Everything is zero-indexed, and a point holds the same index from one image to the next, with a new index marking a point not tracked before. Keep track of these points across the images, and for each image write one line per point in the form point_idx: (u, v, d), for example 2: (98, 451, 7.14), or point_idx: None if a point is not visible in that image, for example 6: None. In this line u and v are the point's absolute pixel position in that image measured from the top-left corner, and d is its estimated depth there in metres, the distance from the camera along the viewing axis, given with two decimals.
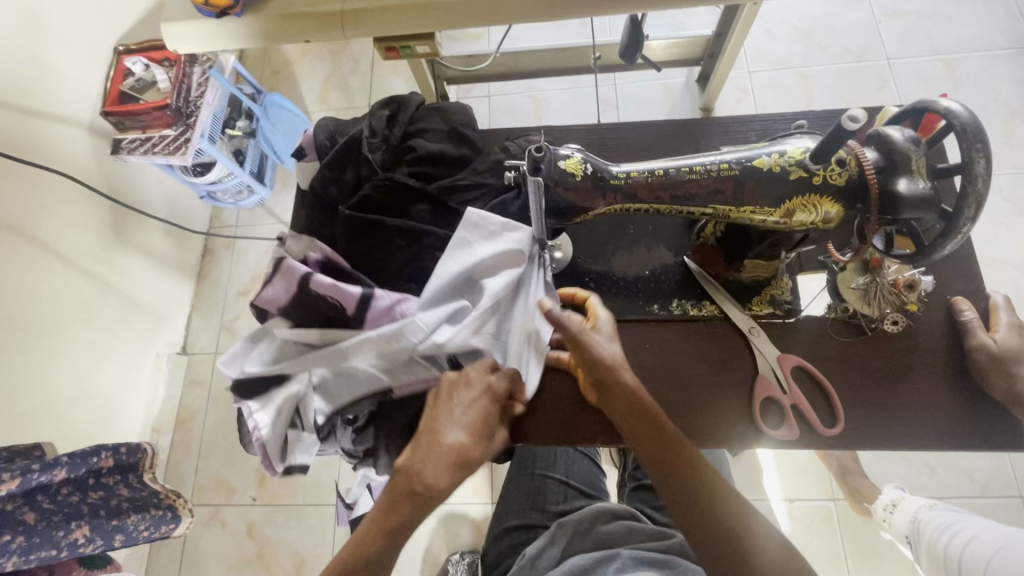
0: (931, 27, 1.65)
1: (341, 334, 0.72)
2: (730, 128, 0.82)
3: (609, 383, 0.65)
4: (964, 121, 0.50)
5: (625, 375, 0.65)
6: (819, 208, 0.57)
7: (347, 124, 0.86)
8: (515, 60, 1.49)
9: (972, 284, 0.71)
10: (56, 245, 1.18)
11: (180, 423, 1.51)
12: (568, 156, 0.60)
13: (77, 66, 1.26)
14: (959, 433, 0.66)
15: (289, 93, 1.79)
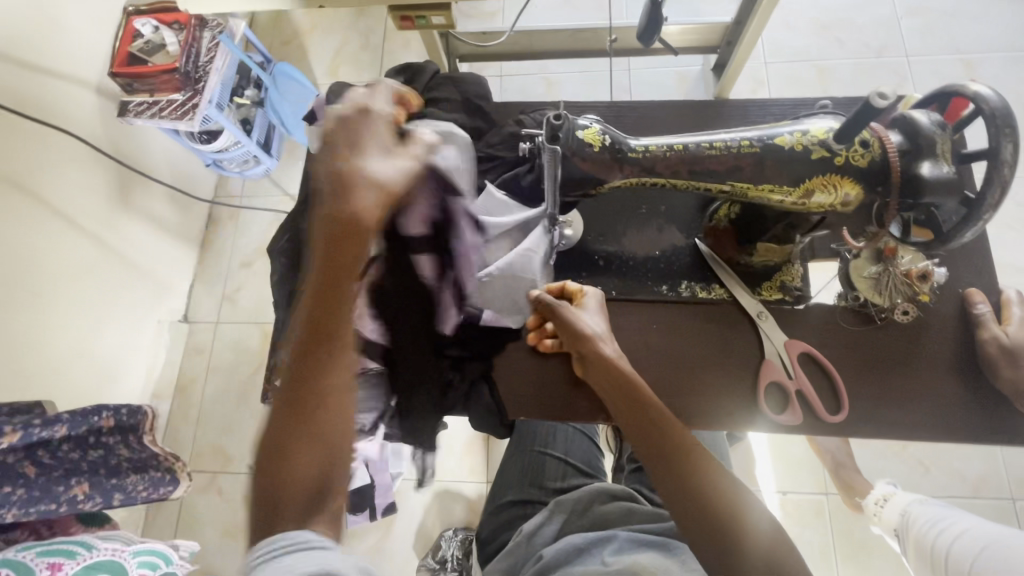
0: (953, 25, 1.62)
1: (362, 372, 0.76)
2: (747, 112, 0.81)
3: (588, 356, 0.68)
4: (994, 105, 0.49)
5: (605, 348, 0.68)
6: (838, 189, 0.56)
7: (360, 90, 0.84)
8: (530, 39, 1.47)
9: (985, 277, 0.70)
10: (60, 204, 1.17)
11: (179, 389, 1.52)
12: (587, 127, 0.59)
13: (85, 24, 1.24)
14: (964, 425, 0.66)
15: (299, 63, 1.77)
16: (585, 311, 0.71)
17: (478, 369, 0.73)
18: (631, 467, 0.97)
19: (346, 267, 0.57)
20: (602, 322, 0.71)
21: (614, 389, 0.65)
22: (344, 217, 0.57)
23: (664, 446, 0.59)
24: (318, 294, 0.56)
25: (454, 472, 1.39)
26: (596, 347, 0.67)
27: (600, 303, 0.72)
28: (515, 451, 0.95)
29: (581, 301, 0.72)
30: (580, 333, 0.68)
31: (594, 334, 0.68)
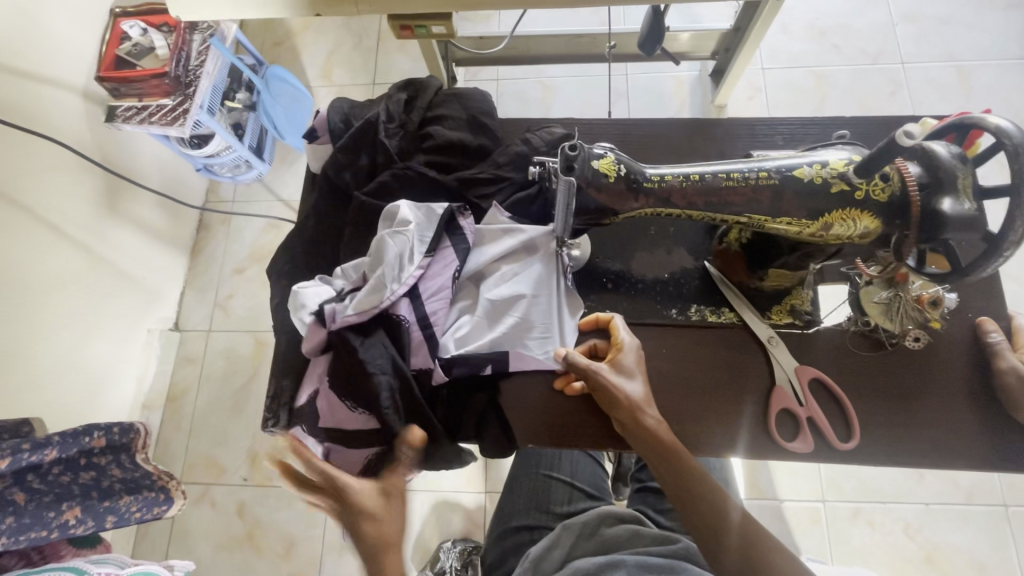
0: (948, 32, 1.63)
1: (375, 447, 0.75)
2: (755, 130, 0.80)
3: (630, 424, 0.65)
4: (1016, 140, 0.48)
5: (647, 416, 0.65)
6: (856, 222, 0.56)
7: (362, 106, 0.82)
8: (528, 44, 1.45)
9: (993, 302, 0.70)
10: (46, 214, 1.14)
11: (171, 400, 1.49)
12: (602, 156, 0.58)
13: (71, 27, 1.20)
14: (978, 451, 0.66)
15: (291, 65, 1.73)
16: (625, 370, 0.67)
17: (485, 399, 0.72)
18: (636, 486, 0.97)
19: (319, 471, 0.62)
20: (639, 382, 0.67)
21: (651, 460, 0.64)
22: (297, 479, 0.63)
23: (701, 518, 0.62)
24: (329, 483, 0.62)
25: (453, 483, 1.38)
26: (637, 415, 0.65)
27: (638, 358, 0.69)
28: (519, 472, 0.94)
29: (617, 359, 0.67)
30: (619, 398, 0.65)
31: (632, 400, 0.65)
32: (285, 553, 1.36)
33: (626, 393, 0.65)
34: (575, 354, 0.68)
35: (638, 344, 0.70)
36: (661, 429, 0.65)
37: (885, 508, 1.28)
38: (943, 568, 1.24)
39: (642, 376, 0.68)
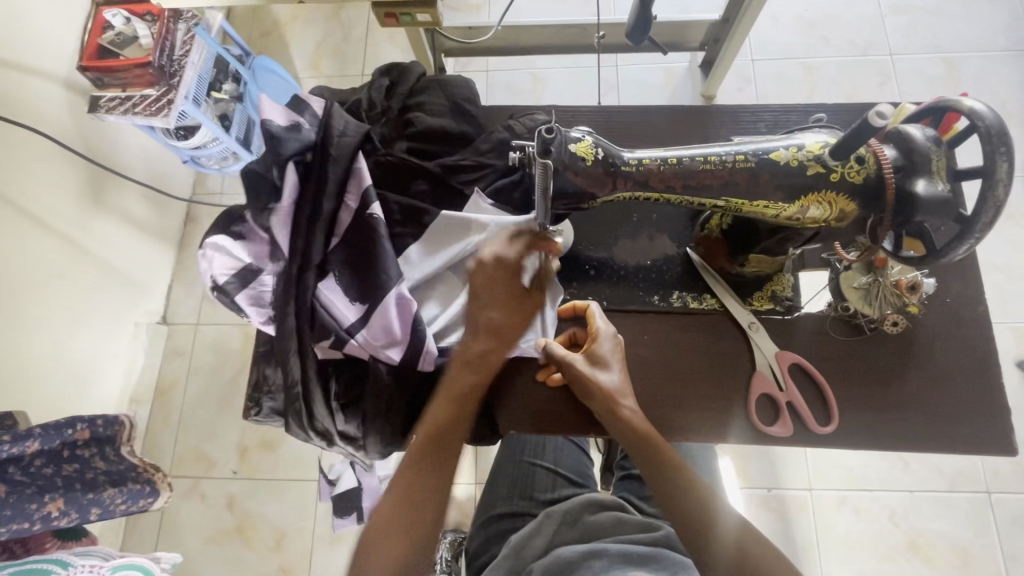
0: (936, 24, 1.63)
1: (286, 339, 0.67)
2: (739, 117, 0.80)
3: (607, 413, 0.66)
4: (990, 122, 0.48)
5: (624, 405, 0.66)
6: (834, 205, 0.56)
7: (344, 94, 0.82)
8: (517, 34, 1.44)
9: (971, 287, 0.71)
10: (30, 206, 1.12)
11: (159, 394, 1.48)
12: (579, 139, 0.58)
13: (51, 14, 1.18)
14: (958, 436, 0.67)
15: (279, 56, 1.72)
16: (601, 359, 0.68)
17: None
18: (621, 474, 0.97)
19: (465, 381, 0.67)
20: (617, 371, 0.68)
21: (631, 450, 0.65)
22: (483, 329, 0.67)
23: (688, 523, 0.60)
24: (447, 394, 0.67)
25: None
26: (613, 405, 0.66)
27: (616, 345, 0.69)
28: (505, 460, 0.95)
29: (592, 348, 0.68)
30: (596, 388, 0.66)
31: (607, 390, 0.66)
32: (275, 545, 1.36)
33: (601, 383, 0.66)
34: (553, 345, 0.69)
35: (615, 332, 0.70)
36: (638, 419, 0.66)
37: (871, 496, 1.30)
38: (926, 554, 1.26)
39: (620, 365, 0.69)
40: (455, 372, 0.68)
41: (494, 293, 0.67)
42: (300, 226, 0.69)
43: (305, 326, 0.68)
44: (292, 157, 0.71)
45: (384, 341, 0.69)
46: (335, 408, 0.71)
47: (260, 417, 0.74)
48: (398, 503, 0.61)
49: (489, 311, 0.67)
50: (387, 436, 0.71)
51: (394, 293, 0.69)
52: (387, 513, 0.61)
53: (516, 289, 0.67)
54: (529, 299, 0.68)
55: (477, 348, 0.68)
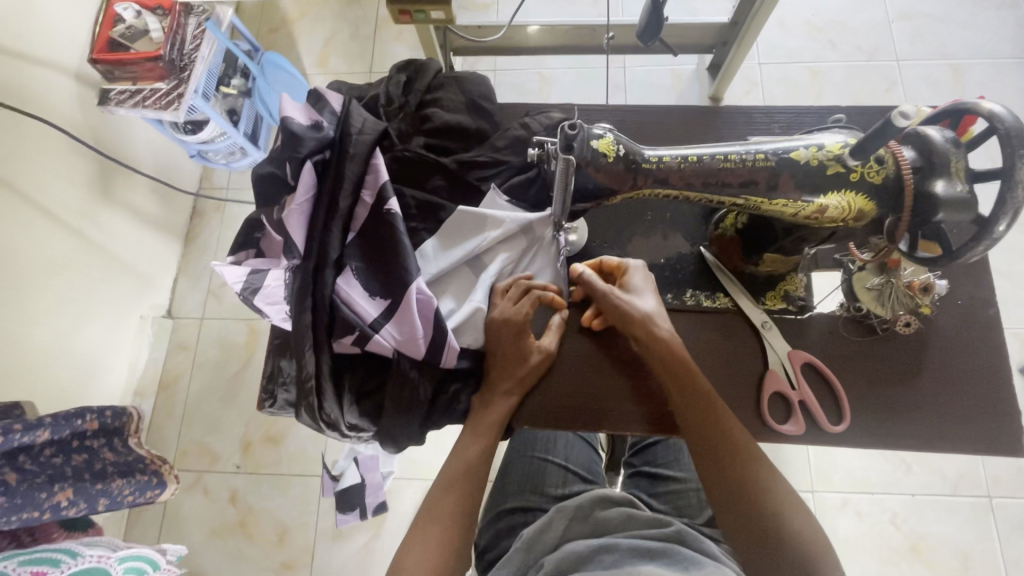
0: (943, 30, 1.64)
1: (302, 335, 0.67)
2: (754, 118, 0.80)
3: (645, 336, 0.67)
4: (1009, 124, 0.49)
5: (661, 327, 0.67)
6: (853, 205, 0.57)
7: (360, 89, 0.83)
8: (526, 33, 1.44)
9: (984, 290, 0.71)
10: (39, 197, 1.12)
11: (163, 387, 1.48)
12: (601, 135, 0.58)
13: (63, 5, 1.18)
14: (968, 436, 0.67)
15: (287, 52, 1.72)
16: (632, 287, 0.69)
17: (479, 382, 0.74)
18: (630, 472, 0.98)
19: (497, 413, 0.68)
20: (651, 298, 0.69)
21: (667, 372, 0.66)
22: (517, 354, 0.70)
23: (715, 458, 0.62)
24: (475, 428, 0.68)
25: None
26: (652, 328, 0.67)
27: (646, 276, 0.71)
28: (516, 457, 0.96)
29: (625, 280, 0.70)
30: (632, 314, 0.67)
31: (644, 314, 0.67)
32: (278, 540, 1.36)
33: (636, 309, 0.67)
34: (591, 274, 0.70)
35: (644, 265, 0.72)
36: (674, 340, 0.67)
37: (872, 498, 1.30)
38: (927, 557, 1.26)
39: (651, 294, 0.70)
40: (479, 412, 0.69)
41: (508, 348, 0.70)
42: (318, 219, 0.70)
43: (324, 321, 0.68)
44: (310, 154, 0.70)
45: (408, 337, 0.69)
46: (348, 403, 0.71)
47: (274, 409, 0.74)
48: (440, 515, 0.63)
49: (503, 363, 0.70)
50: (401, 431, 0.71)
51: (415, 289, 0.69)
52: (427, 523, 0.63)
53: (524, 343, 0.70)
54: (537, 350, 0.70)
55: (502, 388, 0.69)
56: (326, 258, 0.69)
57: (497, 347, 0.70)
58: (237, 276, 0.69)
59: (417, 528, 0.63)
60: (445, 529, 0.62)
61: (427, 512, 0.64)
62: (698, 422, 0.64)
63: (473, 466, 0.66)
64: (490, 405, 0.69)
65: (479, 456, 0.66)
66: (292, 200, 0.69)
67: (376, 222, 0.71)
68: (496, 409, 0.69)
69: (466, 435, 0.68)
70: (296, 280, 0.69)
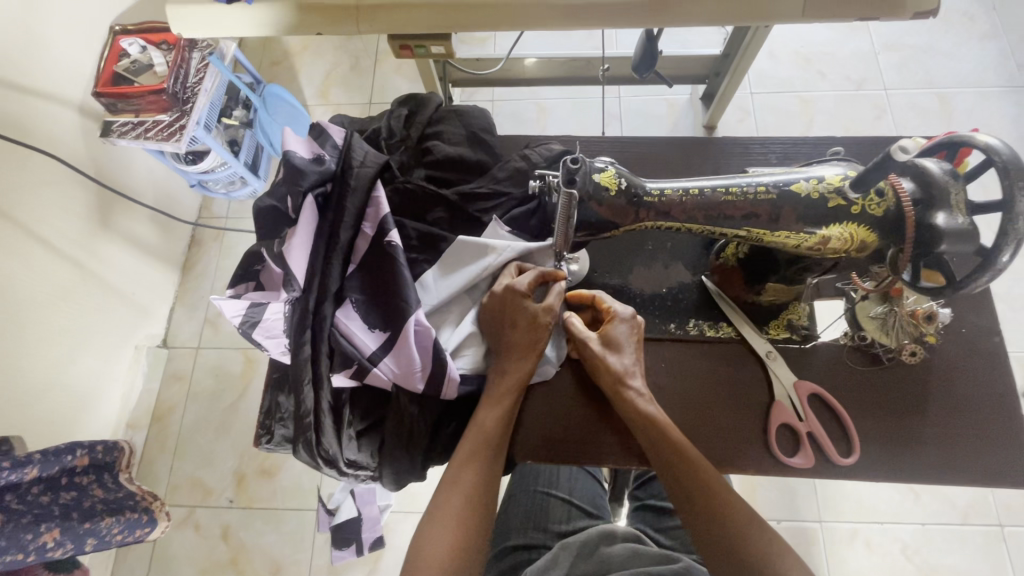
0: (929, 61, 1.69)
1: (302, 372, 0.67)
2: (751, 149, 0.81)
3: (615, 392, 0.67)
4: (1006, 157, 0.49)
5: (635, 382, 0.67)
6: (855, 236, 0.57)
7: (362, 121, 0.84)
8: (524, 65, 1.48)
9: (986, 318, 0.71)
10: (37, 228, 1.12)
11: (156, 419, 1.45)
12: (602, 169, 0.59)
13: (69, 40, 1.20)
14: (982, 468, 0.66)
15: (288, 84, 1.75)
16: (614, 335, 0.69)
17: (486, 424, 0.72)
18: (636, 505, 0.96)
19: (481, 435, 0.65)
20: (632, 351, 0.68)
21: (645, 435, 0.64)
22: (507, 368, 0.68)
23: (709, 518, 0.60)
24: (491, 396, 0.68)
25: None
26: (624, 386, 0.67)
27: (633, 330, 0.69)
28: (518, 491, 0.94)
29: (607, 331, 0.69)
30: (609, 371, 0.67)
31: (621, 366, 0.67)
32: None
33: (619, 360, 0.68)
34: (574, 321, 0.71)
35: (634, 314, 0.71)
36: (648, 398, 0.66)
37: (882, 529, 1.27)
38: None
39: (635, 341, 0.69)
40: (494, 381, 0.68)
41: (516, 317, 0.69)
42: (318, 253, 0.70)
43: (324, 355, 0.68)
44: (312, 187, 0.70)
45: (406, 373, 0.68)
46: (347, 438, 0.70)
47: (271, 445, 0.73)
48: (452, 508, 0.62)
49: (512, 331, 0.69)
50: (400, 468, 0.70)
51: (412, 321, 0.68)
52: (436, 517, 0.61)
53: (527, 308, 0.69)
54: (542, 310, 0.69)
55: (490, 400, 0.67)
56: (325, 290, 0.69)
57: (505, 318, 0.69)
58: (232, 310, 0.67)
59: (423, 538, 0.60)
60: (455, 537, 0.60)
61: (433, 513, 0.62)
62: (667, 466, 0.63)
63: (491, 436, 0.65)
64: (506, 372, 0.68)
65: (495, 430, 0.66)
66: (292, 232, 0.69)
67: (377, 254, 0.71)
68: (510, 379, 0.68)
69: (482, 405, 0.67)
70: (295, 313, 0.69)
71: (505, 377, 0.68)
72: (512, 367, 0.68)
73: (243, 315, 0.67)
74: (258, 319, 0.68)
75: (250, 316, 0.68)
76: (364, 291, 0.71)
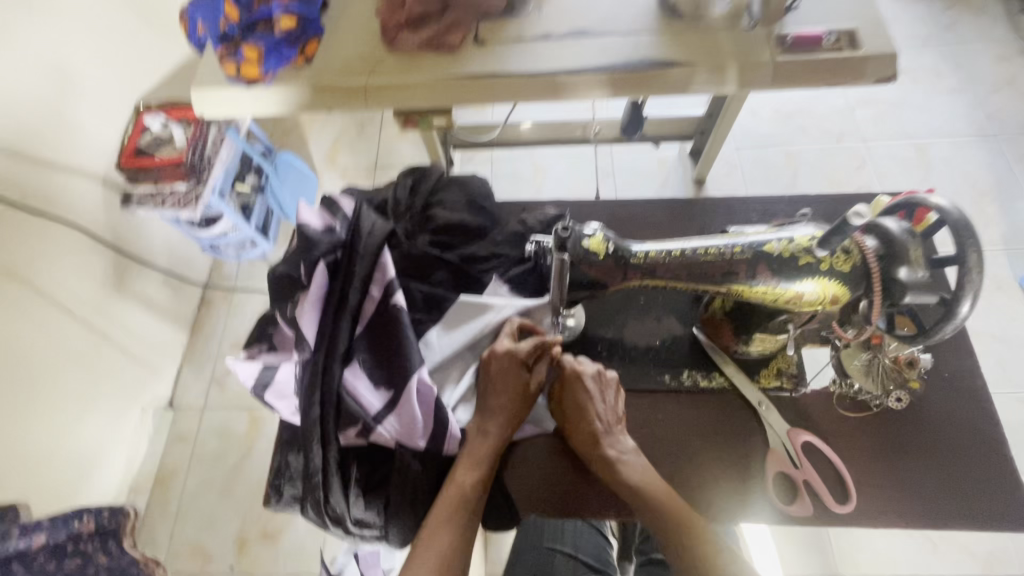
0: (902, 114, 1.80)
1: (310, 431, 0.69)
2: (732, 208, 0.87)
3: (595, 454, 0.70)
4: (955, 217, 0.54)
5: (608, 448, 0.69)
6: (826, 289, 0.61)
7: (371, 192, 0.91)
8: (520, 130, 1.58)
9: (965, 361, 0.74)
10: (56, 295, 1.18)
11: (159, 482, 1.45)
12: (591, 235, 0.64)
13: (98, 120, 1.30)
14: (976, 513, 0.67)
15: (299, 151, 1.86)
16: (582, 399, 0.71)
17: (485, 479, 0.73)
18: (642, 560, 0.95)
19: (457, 495, 0.67)
20: (607, 414, 0.71)
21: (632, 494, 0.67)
22: (483, 431, 0.71)
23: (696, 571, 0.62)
24: (467, 459, 0.70)
25: None
26: (601, 448, 0.69)
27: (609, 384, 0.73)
28: (523, 547, 0.93)
29: (580, 393, 0.71)
30: (585, 433, 0.70)
31: (594, 431, 0.70)
32: None
33: (592, 424, 0.70)
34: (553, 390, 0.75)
35: (600, 368, 0.74)
36: (622, 462, 0.69)
37: None
38: None
39: (605, 403, 0.72)
40: (474, 442, 0.71)
41: (506, 382, 0.72)
42: (328, 316, 0.74)
43: (331, 415, 0.70)
44: (323, 255, 0.75)
45: (409, 430, 0.71)
46: (354, 495, 0.72)
47: (280, 505, 0.75)
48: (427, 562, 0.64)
49: (496, 395, 0.72)
50: (405, 524, 0.72)
51: (415, 380, 0.71)
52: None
53: (521, 375, 0.72)
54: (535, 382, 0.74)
55: (467, 461, 0.70)
56: (332, 352, 0.72)
57: (495, 381, 0.72)
58: (246, 372, 0.72)
59: None
60: None
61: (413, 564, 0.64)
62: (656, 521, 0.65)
63: (468, 495, 0.67)
64: (484, 435, 0.71)
65: (473, 491, 0.68)
66: (303, 297, 0.74)
67: (382, 316, 0.75)
68: (486, 442, 0.71)
69: (462, 464, 0.70)
70: (304, 375, 0.72)
71: (483, 440, 0.71)
72: (489, 430, 0.71)
73: (256, 378, 0.72)
74: (270, 381, 0.72)
75: (262, 378, 0.72)
76: (370, 351, 0.75)
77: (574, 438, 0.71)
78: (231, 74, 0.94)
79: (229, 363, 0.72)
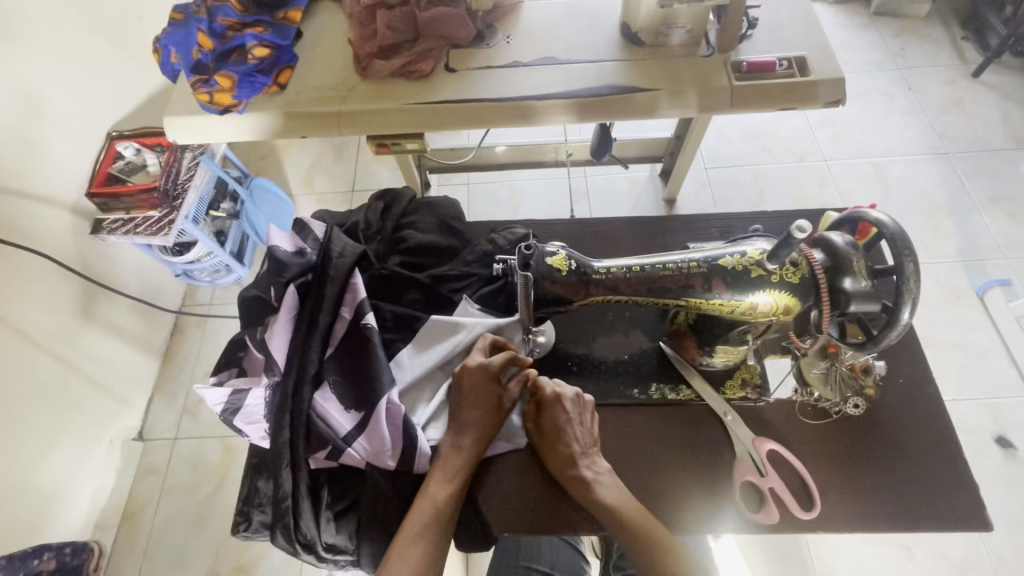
0: (860, 134, 1.89)
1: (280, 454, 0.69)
2: (695, 225, 0.91)
3: (570, 475, 0.70)
4: (892, 229, 0.58)
5: (585, 469, 0.70)
6: (778, 300, 0.64)
7: (342, 214, 0.92)
8: (495, 153, 1.62)
9: (918, 367, 0.78)
10: (21, 325, 1.15)
11: (127, 517, 1.40)
12: (554, 253, 0.66)
13: (68, 148, 1.29)
14: (934, 515, 0.69)
15: (275, 176, 1.87)
16: (560, 419, 0.71)
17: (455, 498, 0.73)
18: None
19: (430, 511, 0.67)
20: (582, 434, 0.72)
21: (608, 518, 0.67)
22: (458, 446, 0.71)
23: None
24: (442, 474, 0.70)
25: None
26: (577, 469, 0.70)
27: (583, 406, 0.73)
28: (500, 567, 0.92)
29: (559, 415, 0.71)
30: (561, 454, 0.71)
31: (571, 452, 0.70)
32: None
33: (569, 445, 0.71)
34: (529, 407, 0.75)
35: (580, 393, 0.74)
36: (597, 482, 0.69)
37: None
38: None
39: (582, 425, 0.73)
40: (448, 456, 0.71)
41: (478, 396, 0.72)
42: (298, 338, 0.74)
43: (301, 437, 0.70)
44: (293, 278, 0.76)
45: (380, 450, 0.71)
46: (325, 520, 0.72)
47: (249, 533, 0.73)
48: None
49: (470, 411, 0.72)
50: (376, 548, 0.71)
51: (385, 401, 0.71)
52: None
53: (494, 390, 0.73)
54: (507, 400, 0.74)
55: (441, 476, 0.69)
56: (302, 374, 0.72)
57: (469, 396, 0.72)
58: (214, 397, 0.70)
59: None
60: None
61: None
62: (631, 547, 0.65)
63: (442, 512, 0.67)
64: (458, 450, 0.71)
65: (448, 505, 0.68)
66: (274, 320, 0.74)
67: (353, 337, 0.76)
68: (459, 458, 0.71)
69: (435, 479, 0.69)
70: (275, 397, 0.72)
71: (456, 454, 0.71)
72: (465, 445, 0.71)
73: (224, 402, 0.70)
74: (240, 405, 0.70)
75: (230, 402, 0.70)
76: (341, 372, 0.75)
77: (550, 458, 0.72)
78: (203, 102, 0.95)
79: (196, 388, 0.70)
